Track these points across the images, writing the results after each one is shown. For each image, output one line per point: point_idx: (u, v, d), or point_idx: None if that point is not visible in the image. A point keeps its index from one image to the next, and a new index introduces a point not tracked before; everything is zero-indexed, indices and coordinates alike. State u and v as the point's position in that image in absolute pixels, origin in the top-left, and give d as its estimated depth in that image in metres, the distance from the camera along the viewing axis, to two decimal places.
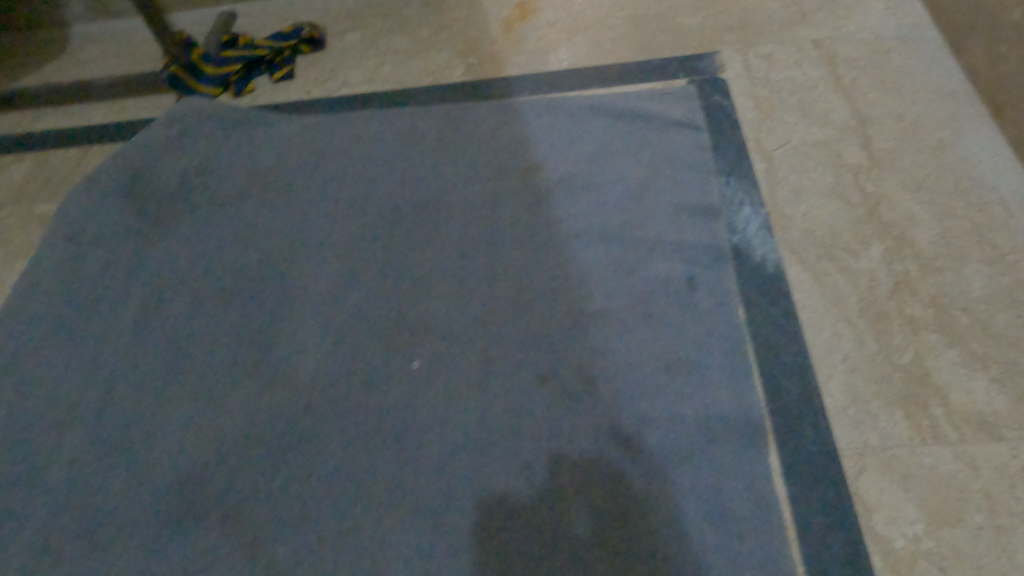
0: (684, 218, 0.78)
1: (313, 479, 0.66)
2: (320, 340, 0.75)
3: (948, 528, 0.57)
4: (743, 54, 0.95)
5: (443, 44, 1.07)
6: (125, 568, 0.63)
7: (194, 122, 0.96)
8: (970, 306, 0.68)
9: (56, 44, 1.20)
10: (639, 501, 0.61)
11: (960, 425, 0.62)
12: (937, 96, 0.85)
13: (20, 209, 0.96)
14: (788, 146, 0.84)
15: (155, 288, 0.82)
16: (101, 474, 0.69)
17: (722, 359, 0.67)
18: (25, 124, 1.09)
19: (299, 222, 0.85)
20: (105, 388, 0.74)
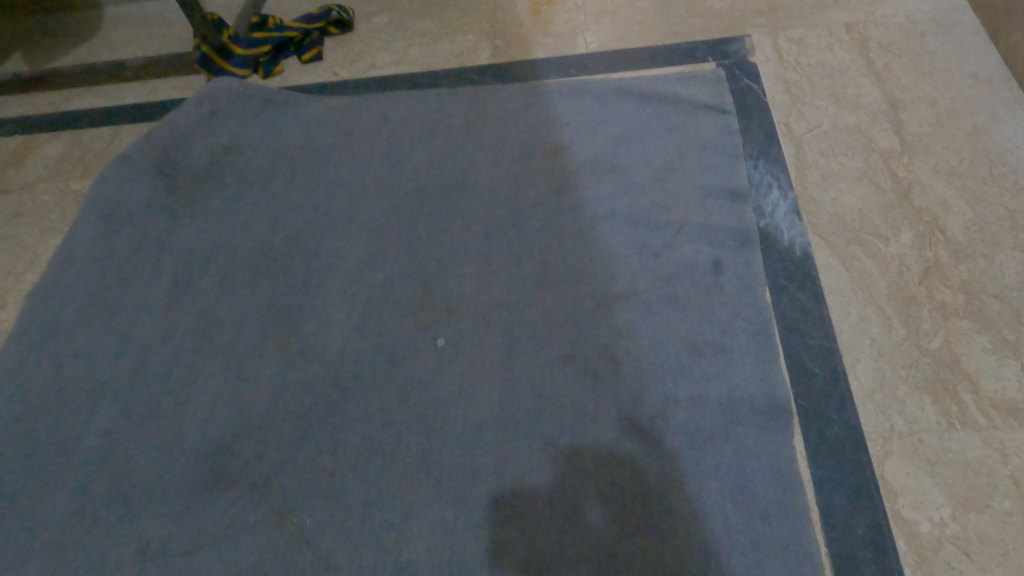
0: (711, 201, 0.78)
1: (339, 452, 0.67)
2: (347, 318, 0.76)
3: (974, 513, 0.57)
4: (774, 38, 0.94)
5: (470, 27, 1.07)
6: (158, 533, 0.65)
7: (223, 100, 0.97)
8: (1003, 293, 0.67)
9: (88, 25, 1.22)
10: (661, 479, 0.61)
11: (990, 411, 0.61)
12: (973, 81, 0.83)
13: (55, 186, 0.98)
14: (818, 130, 0.83)
15: (186, 264, 0.83)
16: (134, 443, 0.70)
17: (748, 341, 0.67)
18: (59, 103, 1.11)
19: (326, 201, 0.86)
20: (138, 360, 0.76)
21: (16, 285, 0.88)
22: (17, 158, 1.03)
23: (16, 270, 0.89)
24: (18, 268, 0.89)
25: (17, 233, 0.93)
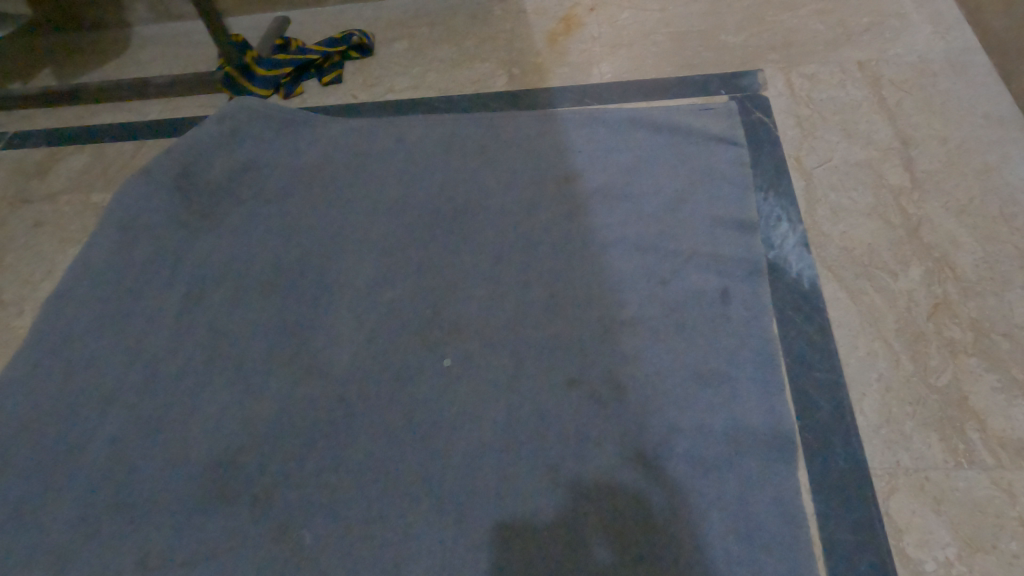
0: (720, 231, 0.78)
1: (342, 468, 0.67)
2: (355, 335, 0.77)
3: (981, 553, 0.56)
4: (787, 73, 0.95)
5: (488, 54, 1.09)
6: (159, 544, 0.65)
7: (245, 119, 0.99)
8: (1011, 332, 0.67)
9: (117, 43, 1.26)
10: (663, 508, 0.61)
11: (998, 450, 0.60)
12: (984, 121, 0.84)
13: (77, 197, 1.00)
14: (828, 164, 0.84)
15: (200, 277, 0.85)
16: (140, 453, 0.71)
17: (755, 371, 0.67)
18: (84, 117, 1.14)
19: (340, 220, 0.88)
20: (148, 371, 0.77)
21: (32, 293, 0.89)
22: (41, 170, 1.06)
23: (34, 279, 0.91)
24: (36, 277, 0.91)
25: (38, 243, 0.95)
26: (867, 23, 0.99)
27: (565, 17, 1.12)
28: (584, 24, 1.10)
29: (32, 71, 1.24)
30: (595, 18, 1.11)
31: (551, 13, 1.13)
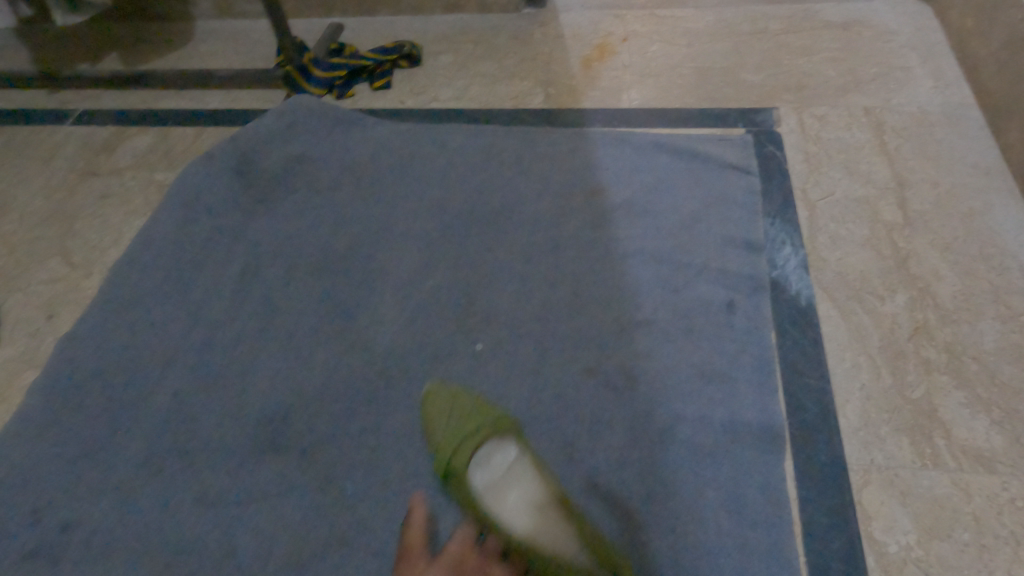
0: (730, 249, 0.87)
1: (382, 431, 0.76)
2: (396, 316, 0.85)
3: (937, 541, 0.64)
4: (799, 113, 1.05)
5: (527, 73, 1.19)
6: (215, 484, 0.73)
7: (302, 116, 1.08)
8: (980, 356, 0.76)
9: (180, 35, 1.36)
10: (664, 483, 0.69)
11: (960, 456, 0.69)
12: (973, 170, 0.93)
13: (142, 174, 1.09)
14: (831, 198, 0.93)
15: (256, 254, 0.93)
16: (199, 404, 0.79)
17: (752, 374, 0.76)
18: (150, 102, 1.23)
19: (386, 213, 0.97)
20: (208, 333, 0.86)
21: (100, 258, 0.98)
22: (109, 147, 1.15)
23: (102, 245, 1.00)
24: (103, 243, 1.00)
25: (106, 213, 1.04)
26: (874, 73, 1.09)
27: (600, 45, 1.22)
28: (617, 52, 1.20)
29: (98, 55, 1.34)
30: (627, 48, 1.20)
31: (586, 41, 1.23)
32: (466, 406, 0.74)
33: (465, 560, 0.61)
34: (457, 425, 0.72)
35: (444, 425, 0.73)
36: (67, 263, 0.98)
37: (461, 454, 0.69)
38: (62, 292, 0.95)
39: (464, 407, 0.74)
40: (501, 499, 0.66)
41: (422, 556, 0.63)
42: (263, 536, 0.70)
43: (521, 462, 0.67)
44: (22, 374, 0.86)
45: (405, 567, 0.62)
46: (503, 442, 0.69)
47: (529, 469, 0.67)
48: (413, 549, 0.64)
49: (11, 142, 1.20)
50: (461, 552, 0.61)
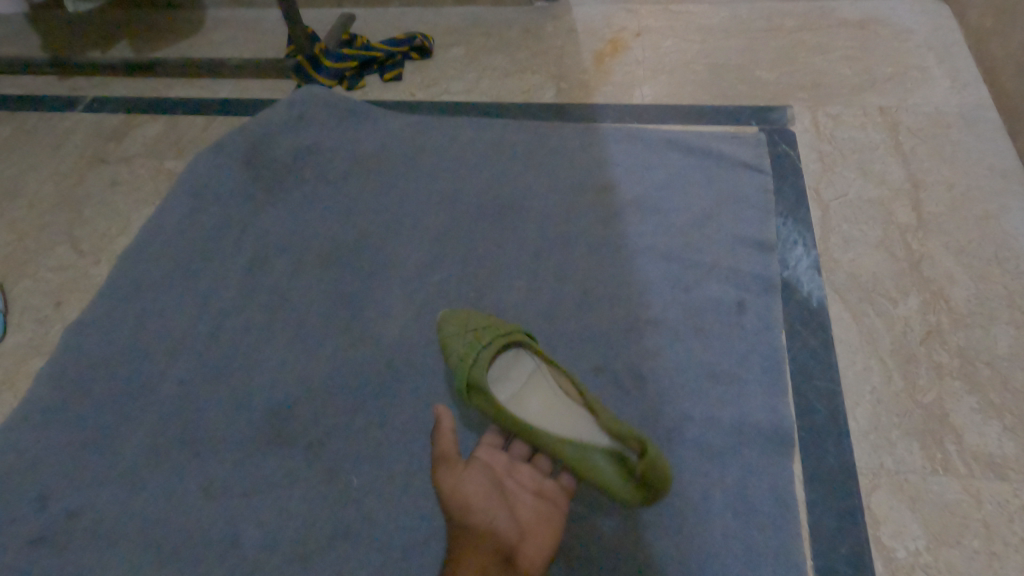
0: (741, 248, 0.86)
1: (388, 425, 0.76)
2: (404, 309, 0.85)
3: (946, 547, 0.64)
4: (813, 111, 1.03)
5: (539, 67, 1.18)
6: (220, 475, 0.73)
7: (312, 106, 1.08)
8: (993, 361, 0.75)
9: (191, 23, 1.35)
10: (671, 484, 0.69)
11: (970, 462, 0.68)
12: (989, 173, 0.92)
13: (151, 163, 1.09)
14: (844, 199, 0.92)
15: (264, 244, 0.93)
16: (205, 394, 0.79)
17: (761, 375, 0.75)
18: (160, 90, 1.23)
19: (395, 206, 0.96)
20: (214, 323, 0.86)
21: (109, 245, 0.98)
22: (118, 135, 1.15)
23: (110, 233, 1.00)
24: (112, 231, 1.00)
25: (115, 201, 1.04)
26: (890, 73, 1.07)
27: (612, 40, 1.21)
28: (630, 47, 1.19)
29: (109, 43, 1.34)
30: (640, 43, 1.19)
31: (599, 35, 1.22)
32: (481, 324, 0.75)
33: (497, 464, 0.68)
34: (474, 339, 0.73)
35: (461, 342, 0.74)
36: (75, 250, 0.98)
37: (483, 361, 0.69)
38: (71, 279, 0.95)
39: (479, 325, 0.75)
40: (522, 407, 0.70)
41: (459, 461, 0.66)
42: (269, 527, 0.70)
43: (542, 369, 0.72)
44: (30, 361, 0.87)
45: (445, 471, 0.65)
46: (521, 353, 0.73)
47: (550, 368, 0.70)
48: (449, 454, 0.66)
49: (21, 128, 1.19)
50: (490, 457, 0.68)
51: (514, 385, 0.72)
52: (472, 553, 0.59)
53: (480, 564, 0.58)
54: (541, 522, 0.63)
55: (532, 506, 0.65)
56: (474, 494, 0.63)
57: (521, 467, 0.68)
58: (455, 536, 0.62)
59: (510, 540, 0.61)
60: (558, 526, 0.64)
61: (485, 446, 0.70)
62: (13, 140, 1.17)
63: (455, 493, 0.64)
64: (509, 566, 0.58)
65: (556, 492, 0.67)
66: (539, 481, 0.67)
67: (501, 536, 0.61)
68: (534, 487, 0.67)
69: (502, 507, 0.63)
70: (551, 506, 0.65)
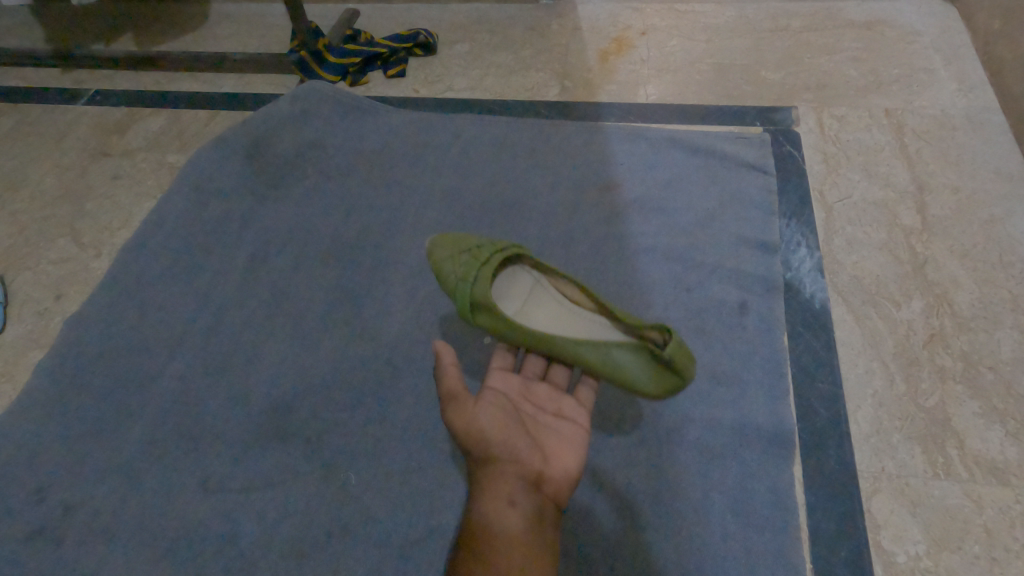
0: (744, 249, 0.86)
1: (387, 422, 0.76)
2: (405, 307, 0.85)
3: (946, 552, 0.64)
4: (818, 112, 1.03)
5: (543, 65, 1.18)
6: (219, 470, 0.73)
7: (316, 101, 1.08)
8: (997, 366, 0.74)
9: (195, 17, 1.35)
10: (671, 484, 0.68)
11: (972, 467, 0.68)
12: (995, 176, 0.91)
13: (154, 157, 1.09)
14: (848, 201, 0.91)
15: (265, 239, 0.93)
16: (204, 388, 0.79)
17: (763, 376, 0.75)
18: (163, 84, 1.23)
19: (397, 202, 0.96)
20: (214, 317, 0.85)
21: (110, 239, 0.98)
22: (121, 128, 1.15)
23: (112, 227, 1.00)
24: (113, 225, 1.00)
25: (117, 195, 1.04)
26: (897, 74, 1.07)
27: (618, 38, 1.20)
28: (635, 46, 1.18)
29: (113, 36, 1.33)
30: (645, 42, 1.19)
31: (604, 33, 1.22)
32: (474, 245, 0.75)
33: (507, 392, 0.66)
34: (469, 259, 0.72)
35: (457, 265, 0.73)
36: (76, 243, 0.98)
37: (484, 274, 0.69)
38: (71, 272, 0.95)
39: (469, 248, 0.75)
40: (531, 319, 0.73)
41: (467, 398, 0.61)
42: (266, 523, 0.69)
43: (541, 283, 0.75)
44: (30, 354, 0.86)
45: (454, 410, 0.60)
46: (517, 269, 0.75)
47: (550, 278, 0.73)
48: (457, 393, 0.61)
49: (24, 121, 1.19)
50: (505, 385, 0.67)
51: (519, 301, 0.74)
52: (500, 483, 0.55)
53: (510, 492, 0.54)
54: (561, 442, 0.61)
55: (549, 430, 0.62)
56: (490, 427, 0.59)
57: (533, 390, 0.68)
58: (476, 470, 0.57)
59: (537, 464, 0.57)
60: (580, 446, 0.61)
61: (495, 373, 0.68)
62: (16, 132, 1.17)
63: (470, 429, 0.59)
64: (538, 488, 0.55)
65: (573, 410, 0.66)
66: (552, 403, 0.66)
67: (527, 463, 0.57)
68: (549, 411, 0.65)
69: (522, 434, 0.59)
70: (568, 429, 0.63)
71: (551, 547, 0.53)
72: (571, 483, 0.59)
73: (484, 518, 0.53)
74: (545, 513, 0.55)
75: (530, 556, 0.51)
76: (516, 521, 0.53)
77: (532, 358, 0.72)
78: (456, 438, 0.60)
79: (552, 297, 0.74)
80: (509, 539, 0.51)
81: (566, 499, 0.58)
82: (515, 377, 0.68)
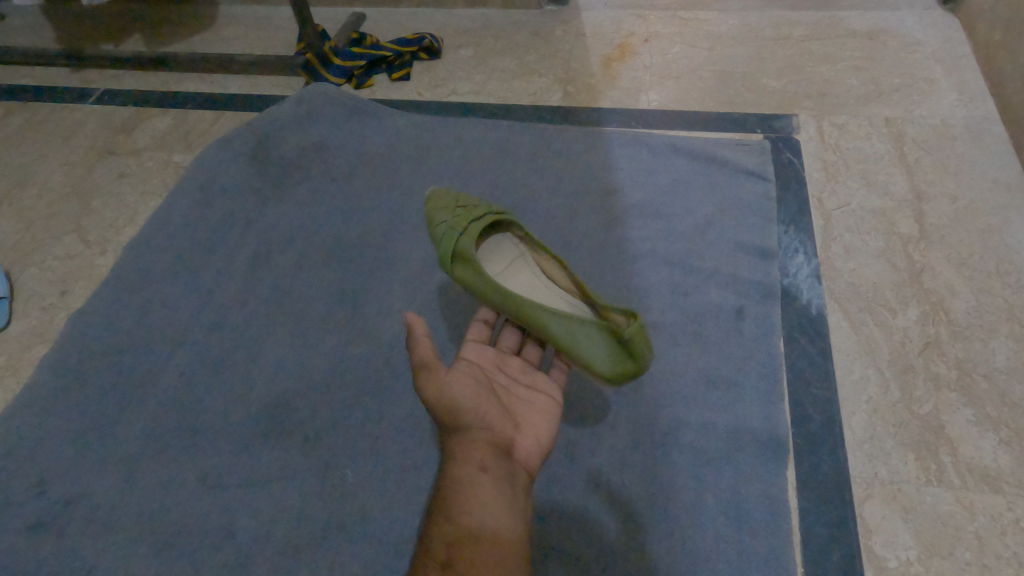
0: (742, 255, 0.86)
1: (385, 420, 0.77)
2: (404, 307, 0.86)
3: (938, 558, 0.64)
4: (819, 121, 1.04)
5: (546, 70, 1.19)
6: (217, 465, 0.74)
7: (321, 103, 1.09)
8: (991, 374, 0.75)
9: (204, 18, 1.37)
10: (665, 486, 0.69)
11: (965, 474, 0.69)
12: (993, 186, 0.92)
13: (160, 156, 1.11)
14: (847, 208, 0.92)
15: (268, 238, 0.94)
16: (205, 385, 0.80)
17: (758, 381, 0.75)
18: (169, 84, 1.24)
19: (399, 204, 0.97)
20: (217, 315, 0.86)
21: (115, 237, 0.99)
22: (128, 127, 1.16)
23: (117, 225, 1.01)
24: (119, 222, 1.02)
25: (123, 193, 1.05)
26: (897, 84, 1.08)
27: (621, 45, 1.21)
28: (638, 52, 1.19)
29: (122, 36, 1.35)
30: (648, 48, 1.20)
31: (607, 40, 1.23)
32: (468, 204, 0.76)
33: (481, 363, 0.66)
34: (461, 215, 0.74)
35: (449, 216, 0.75)
36: (82, 240, 0.99)
37: (471, 231, 0.71)
38: (76, 268, 0.96)
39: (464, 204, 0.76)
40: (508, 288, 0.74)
41: (440, 366, 0.61)
42: (264, 520, 0.70)
43: (526, 256, 0.75)
44: (33, 348, 0.88)
45: (426, 377, 0.60)
46: (504, 235, 0.76)
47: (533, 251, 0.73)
48: (429, 361, 0.61)
49: (33, 119, 1.21)
50: (478, 357, 0.67)
51: (497, 265, 0.75)
52: (471, 449, 0.55)
53: (482, 458, 0.55)
54: (532, 415, 0.62)
55: (521, 402, 0.63)
56: (464, 395, 0.59)
57: (507, 362, 0.68)
58: (447, 437, 0.58)
59: (508, 433, 0.58)
60: (550, 419, 0.62)
61: (470, 345, 0.68)
62: (24, 130, 1.18)
63: (442, 398, 0.58)
64: (510, 459, 0.56)
65: (545, 384, 0.66)
66: (526, 376, 0.67)
67: (498, 432, 0.57)
68: (522, 383, 0.66)
69: (494, 403, 0.60)
70: (539, 401, 0.64)
71: (522, 511, 0.54)
72: (542, 453, 0.60)
73: (456, 483, 0.53)
74: (516, 478, 0.55)
75: (501, 518, 0.51)
76: (488, 485, 0.53)
77: (505, 334, 0.72)
78: (427, 406, 0.60)
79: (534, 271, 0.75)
80: (480, 503, 0.52)
81: (536, 468, 0.59)
82: (488, 348, 0.68)
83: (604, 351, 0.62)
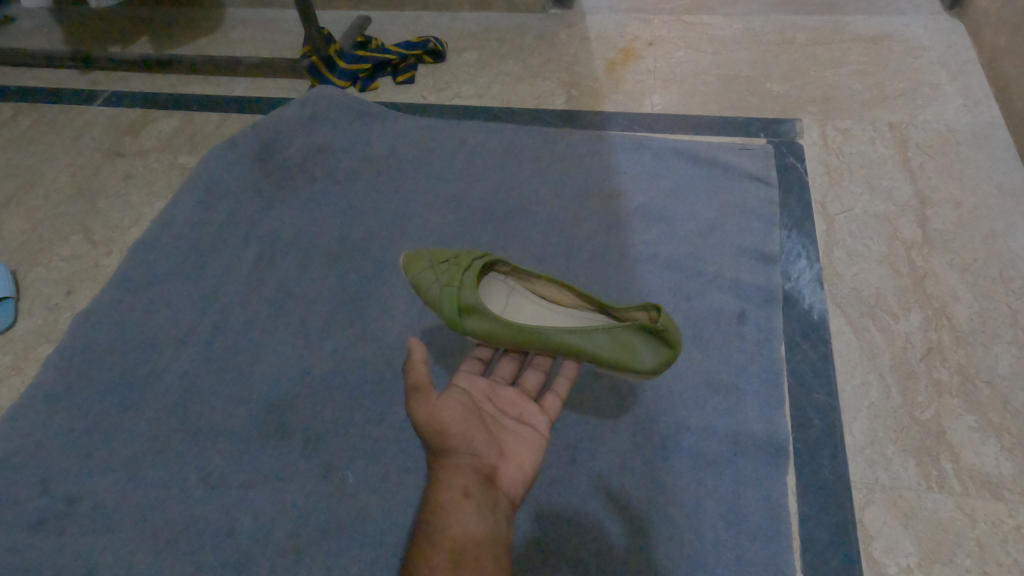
0: (743, 259, 0.86)
1: (386, 423, 0.77)
2: (407, 309, 0.86)
3: (938, 564, 0.64)
4: (823, 125, 1.04)
5: (550, 74, 1.19)
6: (218, 465, 0.74)
7: (325, 106, 1.09)
8: (994, 380, 0.74)
9: (212, 21, 1.38)
10: (664, 490, 0.69)
11: (967, 480, 0.68)
12: (997, 191, 0.91)
13: (165, 157, 1.11)
14: (850, 213, 0.92)
15: (272, 240, 0.94)
16: (207, 386, 0.80)
17: (759, 386, 0.75)
18: (176, 87, 1.25)
19: (402, 206, 0.97)
20: (219, 316, 0.87)
21: (120, 237, 1.00)
22: (135, 129, 1.17)
23: (123, 225, 1.02)
24: (124, 223, 1.02)
25: (129, 194, 1.06)
26: (902, 89, 1.07)
27: (625, 49, 1.21)
28: (641, 56, 1.19)
29: (130, 38, 1.36)
30: (652, 52, 1.20)
31: (612, 43, 1.23)
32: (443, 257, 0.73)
33: (471, 391, 0.65)
34: (451, 266, 0.70)
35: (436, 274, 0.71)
36: (88, 241, 1.00)
37: (470, 281, 0.67)
38: (82, 269, 0.97)
39: (447, 258, 0.73)
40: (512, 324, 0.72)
41: (432, 390, 0.61)
42: (263, 520, 0.70)
43: (517, 288, 0.74)
44: (38, 348, 0.88)
45: (418, 400, 0.60)
46: (490, 278, 0.75)
47: (527, 282, 0.73)
48: (422, 384, 0.61)
49: (41, 120, 1.22)
50: (469, 384, 0.66)
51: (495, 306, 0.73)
52: (455, 474, 0.55)
53: (466, 483, 0.54)
54: (519, 446, 0.61)
55: (508, 430, 0.62)
56: (452, 419, 0.58)
57: (498, 392, 0.67)
58: (433, 461, 0.57)
59: (493, 461, 0.57)
60: (535, 452, 0.61)
61: (462, 373, 0.68)
62: (32, 131, 1.20)
63: (433, 420, 0.58)
64: (493, 488, 0.56)
65: (533, 417, 0.65)
66: (514, 408, 0.65)
67: (484, 458, 0.57)
68: (509, 415, 0.65)
69: (482, 429, 0.59)
70: (526, 431, 0.63)
71: (504, 539, 0.53)
72: (525, 484, 0.59)
73: (438, 506, 0.53)
74: (499, 508, 0.55)
75: (483, 543, 0.51)
76: (471, 512, 0.52)
77: (501, 363, 0.73)
78: (416, 428, 0.59)
79: (530, 302, 0.74)
80: (462, 528, 0.51)
81: (518, 498, 0.58)
82: (481, 378, 0.67)
83: (646, 346, 0.65)
